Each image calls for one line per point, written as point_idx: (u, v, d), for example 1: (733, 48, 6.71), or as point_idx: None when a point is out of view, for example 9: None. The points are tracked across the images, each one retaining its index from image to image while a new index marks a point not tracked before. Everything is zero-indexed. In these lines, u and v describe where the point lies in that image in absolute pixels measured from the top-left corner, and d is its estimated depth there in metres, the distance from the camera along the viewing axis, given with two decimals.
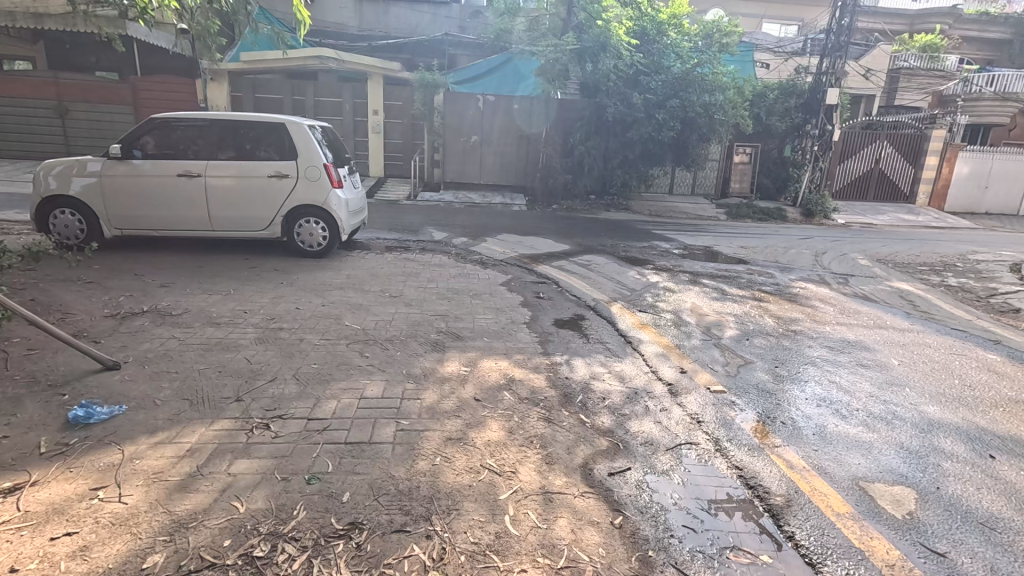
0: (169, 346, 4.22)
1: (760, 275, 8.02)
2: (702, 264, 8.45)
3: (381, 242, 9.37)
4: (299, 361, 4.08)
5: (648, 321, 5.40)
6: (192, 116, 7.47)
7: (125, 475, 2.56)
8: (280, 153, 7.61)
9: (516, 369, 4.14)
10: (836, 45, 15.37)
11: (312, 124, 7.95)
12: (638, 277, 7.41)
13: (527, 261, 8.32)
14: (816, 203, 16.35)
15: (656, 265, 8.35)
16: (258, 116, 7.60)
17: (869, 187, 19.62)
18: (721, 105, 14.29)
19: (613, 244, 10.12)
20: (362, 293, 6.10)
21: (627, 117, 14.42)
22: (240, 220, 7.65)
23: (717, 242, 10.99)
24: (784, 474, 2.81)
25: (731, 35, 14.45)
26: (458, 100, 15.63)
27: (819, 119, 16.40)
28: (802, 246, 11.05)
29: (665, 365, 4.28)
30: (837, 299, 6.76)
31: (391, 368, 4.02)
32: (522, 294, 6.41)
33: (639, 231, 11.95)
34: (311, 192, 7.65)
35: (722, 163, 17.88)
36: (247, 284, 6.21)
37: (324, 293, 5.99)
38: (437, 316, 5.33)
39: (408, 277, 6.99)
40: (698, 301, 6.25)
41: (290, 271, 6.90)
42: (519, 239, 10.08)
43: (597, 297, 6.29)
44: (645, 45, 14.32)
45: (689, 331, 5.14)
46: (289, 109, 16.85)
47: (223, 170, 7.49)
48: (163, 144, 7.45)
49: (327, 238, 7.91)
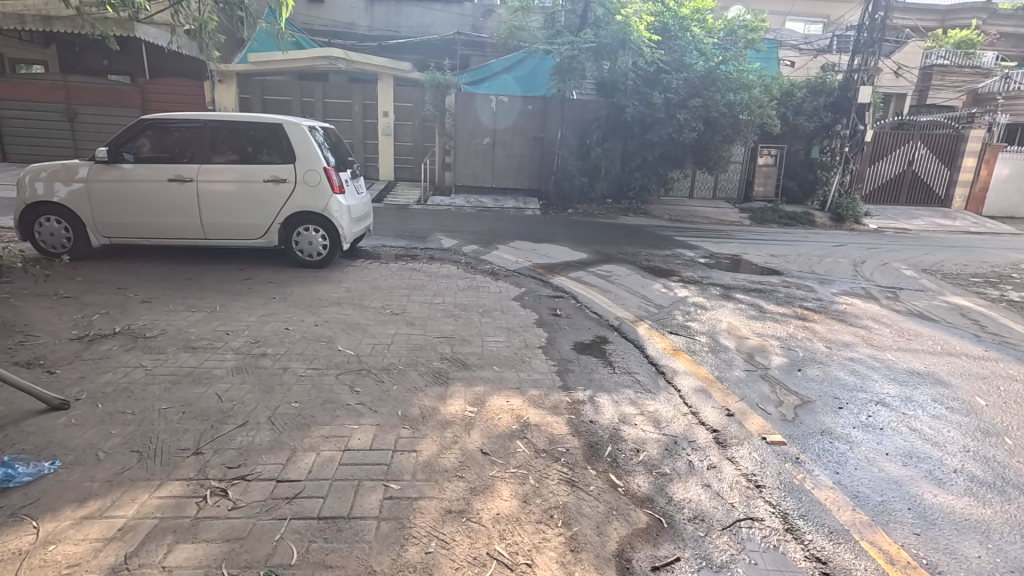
0: (132, 377, 3.67)
1: (798, 288, 7.31)
2: (732, 276, 7.77)
3: (387, 250, 8.83)
4: (279, 397, 3.51)
5: (681, 345, 4.75)
6: (188, 117, 7.01)
7: (29, 570, 2.02)
8: (278, 156, 7.10)
9: (532, 409, 3.52)
10: (868, 40, 14.55)
11: (312, 124, 7.44)
12: (663, 290, 6.75)
13: (542, 272, 7.70)
14: (846, 206, 15.53)
15: (682, 276, 7.68)
16: (256, 117, 7.11)
17: (901, 190, 18.65)
18: (746, 104, 13.55)
19: (634, 252, 9.47)
20: (360, 310, 5.53)
21: (646, 117, 13.76)
22: (235, 228, 7.13)
23: (745, 249, 10.30)
24: (883, 574, 2.16)
25: (757, 30, 13.68)
26: (470, 101, 15.10)
27: (850, 118, 15.54)
28: (837, 254, 10.28)
29: (707, 403, 3.63)
30: (890, 316, 6.04)
31: (385, 408, 3.41)
32: (537, 311, 5.80)
33: (660, 238, 11.27)
34: (311, 197, 7.13)
35: (745, 166, 17.02)
36: (237, 299, 5.69)
37: (319, 310, 5.43)
38: (441, 338, 4.74)
39: (413, 290, 6.43)
40: (734, 320, 5.58)
41: (285, 284, 6.36)
42: (533, 247, 9.48)
43: (620, 315, 5.64)
44: (666, 42, 13.61)
45: (730, 358, 4.48)
46: (298, 111, 16.46)
47: (217, 174, 6.99)
48: (156, 146, 7.00)
49: (327, 247, 7.37)
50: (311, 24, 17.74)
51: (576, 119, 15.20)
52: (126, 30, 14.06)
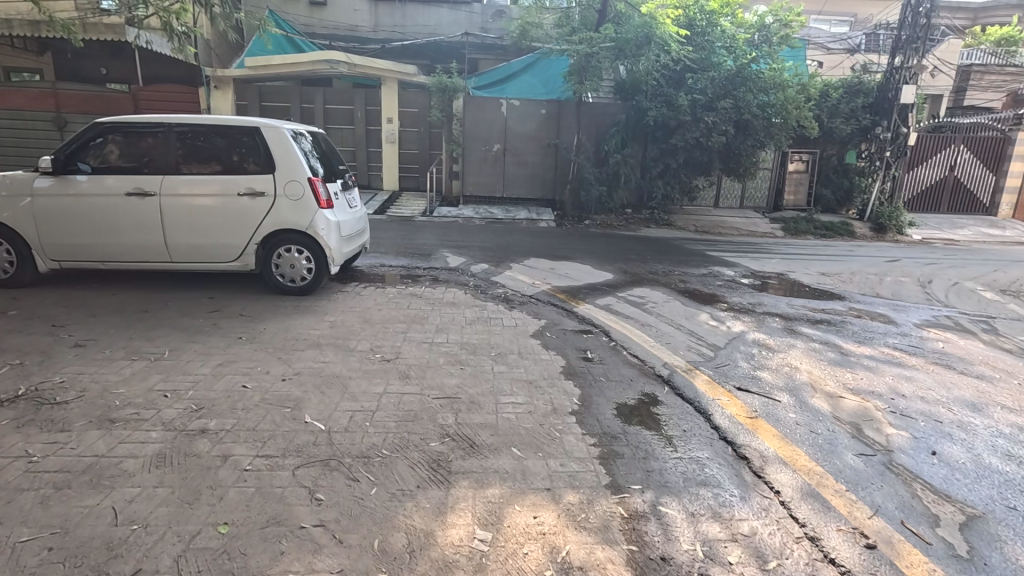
0: (3, 479, 2.60)
1: (872, 318, 6.13)
2: (788, 303, 6.62)
3: (386, 270, 7.78)
4: (201, 515, 2.40)
5: (759, 411, 3.59)
6: (150, 120, 6.02)
7: None
8: (254, 165, 6.07)
9: (575, 536, 2.38)
10: (913, 35, 13.35)
11: (297, 129, 6.42)
12: (712, 323, 5.62)
13: (564, 298, 6.58)
14: (889, 216, 14.36)
15: (731, 303, 6.54)
16: (231, 119, 6.09)
17: (943, 198, 17.32)
18: (780, 106, 12.42)
19: (665, 271, 8.33)
20: (343, 356, 4.45)
21: (671, 120, 12.74)
22: (203, 249, 6.09)
23: (790, 267, 9.11)
24: None
25: (791, 25, 12.48)
26: (480, 105, 14.10)
27: (891, 120, 14.34)
28: (896, 272, 9.06)
29: (829, 523, 2.48)
30: (1003, 359, 4.84)
31: (353, 540, 2.30)
32: (565, 354, 4.67)
33: (692, 253, 10.12)
34: (293, 214, 6.07)
35: (775, 173, 15.75)
36: (194, 340, 4.63)
37: (290, 357, 4.36)
38: (442, 401, 3.63)
39: (411, 324, 5.34)
40: (813, 366, 4.43)
41: (259, 319, 5.31)
42: (550, 266, 8.38)
43: (669, 361, 4.51)
44: (694, 39, 12.52)
45: (831, 432, 3.33)
46: (298, 118, 15.61)
47: (184, 186, 5.97)
48: (115, 153, 6.01)
49: (312, 270, 6.29)
50: (313, 28, 16.86)
51: (593, 124, 14.18)
52: (117, 34, 13.35)
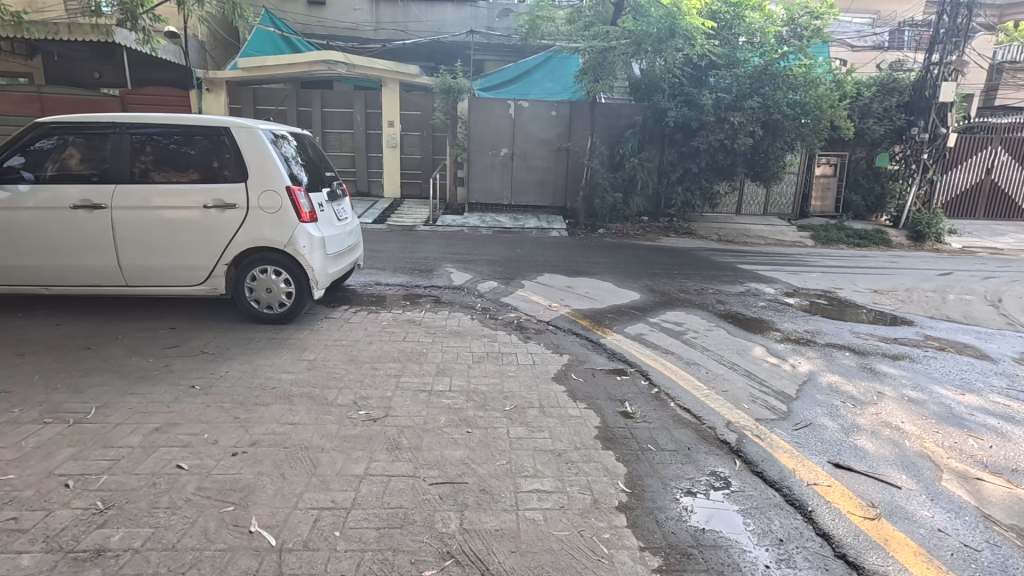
0: None
1: (961, 351, 5.13)
2: (850, 331, 5.65)
3: (381, 290, 6.85)
4: None
5: (879, 507, 2.62)
6: (107, 119, 5.15)
7: None
8: (224, 172, 5.17)
9: None
10: (952, 28, 12.37)
11: (277, 130, 5.53)
12: (770, 360, 4.64)
13: (589, 325, 5.62)
14: (927, 223, 13.34)
15: (785, 331, 5.56)
16: (199, 118, 5.21)
17: (979, 203, 16.22)
18: (812, 105, 11.45)
19: (698, 290, 7.35)
20: (318, 413, 3.51)
21: (693, 121, 11.79)
22: (165, 271, 5.18)
23: (837, 284, 8.10)
24: None
25: (824, 17, 11.42)
26: (487, 106, 13.16)
27: (929, 120, 13.37)
28: (958, 289, 8.04)
29: None
30: None
31: None
32: (598, 408, 3.72)
33: (723, 267, 9.11)
34: (270, 230, 5.16)
35: (801, 177, 14.65)
36: (133, 390, 3.70)
37: (250, 415, 3.41)
38: (444, 491, 2.71)
39: (409, 364, 4.41)
40: (919, 426, 3.46)
41: (223, 358, 4.38)
42: (568, 283, 7.42)
43: (735, 421, 3.51)
44: (719, 33, 11.67)
45: (995, 549, 2.35)
46: (295, 122, 14.76)
47: (143, 197, 5.07)
48: (71, 157, 5.12)
49: (292, 295, 5.35)
50: (311, 28, 16.05)
51: (607, 125, 13.26)
52: (105, 35, 12.63)
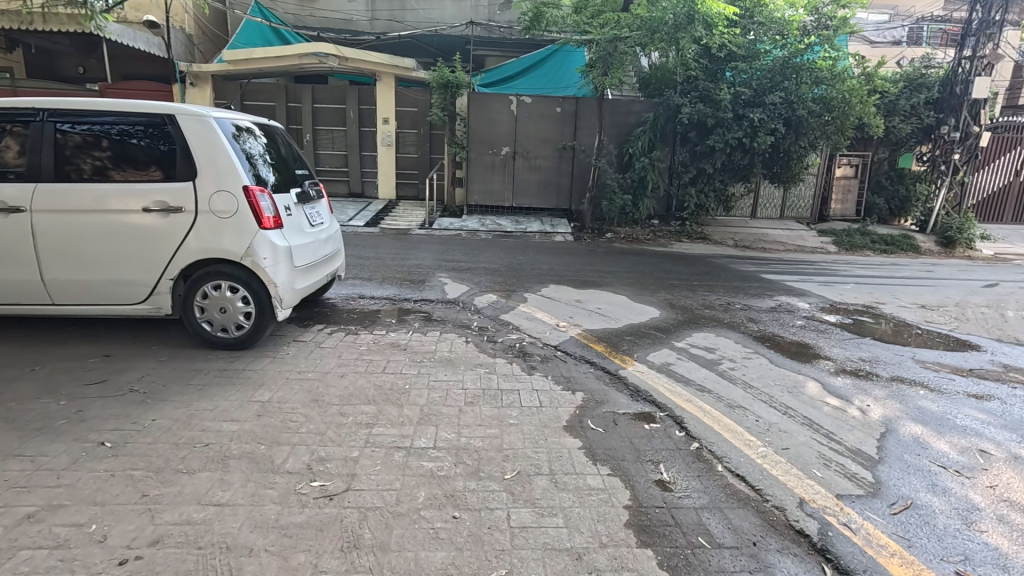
0: None
1: None
2: (914, 359, 4.78)
3: (365, 305, 6.00)
4: None
5: None
6: (42, 106, 4.30)
7: None
8: (171, 170, 4.31)
9: None
10: (985, 21, 11.48)
11: (239, 121, 4.68)
12: (832, 402, 3.75)
13: (605, 351, 4.75)
14: (957, 228, 12.44)
15: (839, 360, 4.68)
16: (148, 105, 4.37)
17: (1006, 205, 15.33)
18: (839, 101, 10.54)
19: (724, 306, 6.47)
20: (256, 485, 2.64)
21: (708, 118, 10.95)
22: (102, 287, 4.33)
23: (879, 298, 7.21)
24: None
25: (851, 6, 10.53)
26: (486, 102, 12.29)
27: (960, 118, 12.43)
28: (1016, 304, 7.15)
29: None
30: None
31: None
32: (627, 477, 2.84)
33: (748, 278, 8.23)
34: (225, 238, 4.30)
35: (820, 179, 13.74)
36: (21, 453, 2.84)
37: (163, 492, 2.55)
38: None
39: (387, 407, 3.54)
40: None
41: (155, 399, 3.53)
42: (577, 297, 6.56)
43: (812, 500, 2.63)
44: (740, 21, 10.77)
45: None
46: (284, 119, 13.91)
47: (76, 198, 4.22)
48: (7, 150, 4.27)
49: (251, 315, 4.48)
50: (302, 19, 15.19)
51: (615, 123, 12.37)
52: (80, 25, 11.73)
